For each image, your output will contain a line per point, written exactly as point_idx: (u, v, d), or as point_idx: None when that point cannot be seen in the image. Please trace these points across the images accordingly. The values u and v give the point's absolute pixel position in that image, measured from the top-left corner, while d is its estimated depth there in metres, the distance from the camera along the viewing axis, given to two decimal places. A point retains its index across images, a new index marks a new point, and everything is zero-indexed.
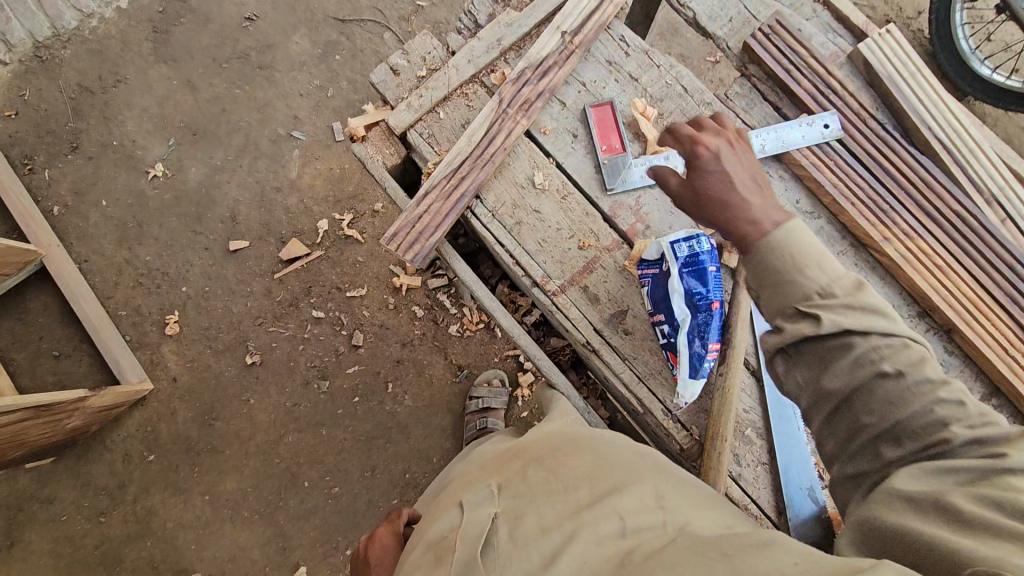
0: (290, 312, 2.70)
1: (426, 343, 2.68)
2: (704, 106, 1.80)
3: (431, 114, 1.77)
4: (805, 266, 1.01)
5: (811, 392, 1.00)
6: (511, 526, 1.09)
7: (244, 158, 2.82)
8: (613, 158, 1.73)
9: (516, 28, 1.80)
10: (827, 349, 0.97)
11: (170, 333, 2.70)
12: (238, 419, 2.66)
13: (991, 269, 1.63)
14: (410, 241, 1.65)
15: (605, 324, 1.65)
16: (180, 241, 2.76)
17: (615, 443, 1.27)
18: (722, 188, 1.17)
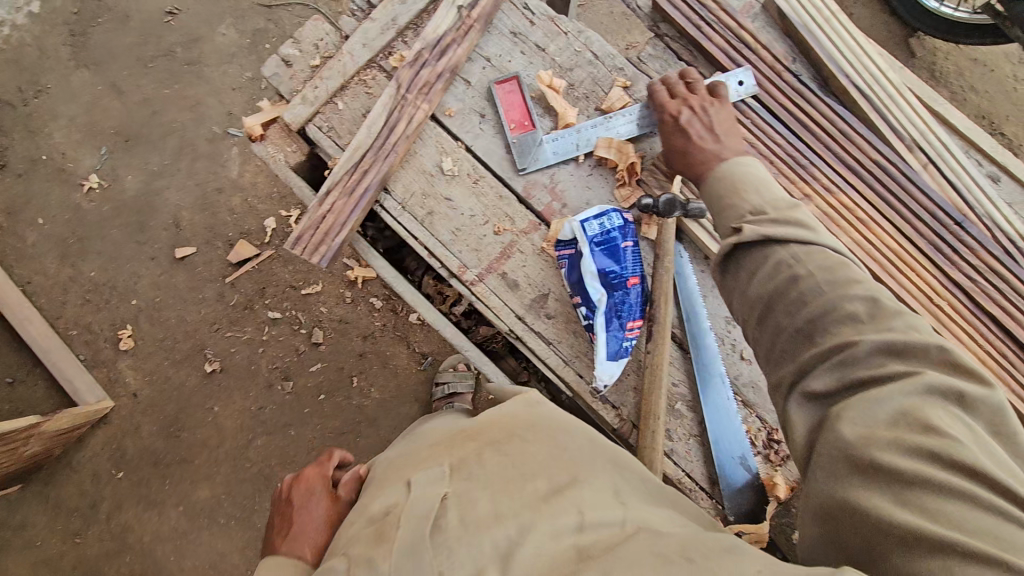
0: (246, 315, 2.46)
1: (389, 335, 2.45)
2: (617, 72, 1.72)
3: (329, 106, 1.67)
4: (744, 191, 1.13)
5: (748, 300, 1.02)
6: (464, 510, 0.96)
7: (182, 161, 2.53)
8: (523, 136, 1.65)
9: (411, 6, 1.70)
10: (754, 262, 1.03)
11: (125, 348, 2.45)
12: (204, 428, 2.44)
13: (915, 219, 1.58)
14: (316, 241, 1.57)
15: (527, 310, 1.60)
16: (123, 253, 2.50)
17: (581, 432, 1.17)
18: (685, 142, 1.38)
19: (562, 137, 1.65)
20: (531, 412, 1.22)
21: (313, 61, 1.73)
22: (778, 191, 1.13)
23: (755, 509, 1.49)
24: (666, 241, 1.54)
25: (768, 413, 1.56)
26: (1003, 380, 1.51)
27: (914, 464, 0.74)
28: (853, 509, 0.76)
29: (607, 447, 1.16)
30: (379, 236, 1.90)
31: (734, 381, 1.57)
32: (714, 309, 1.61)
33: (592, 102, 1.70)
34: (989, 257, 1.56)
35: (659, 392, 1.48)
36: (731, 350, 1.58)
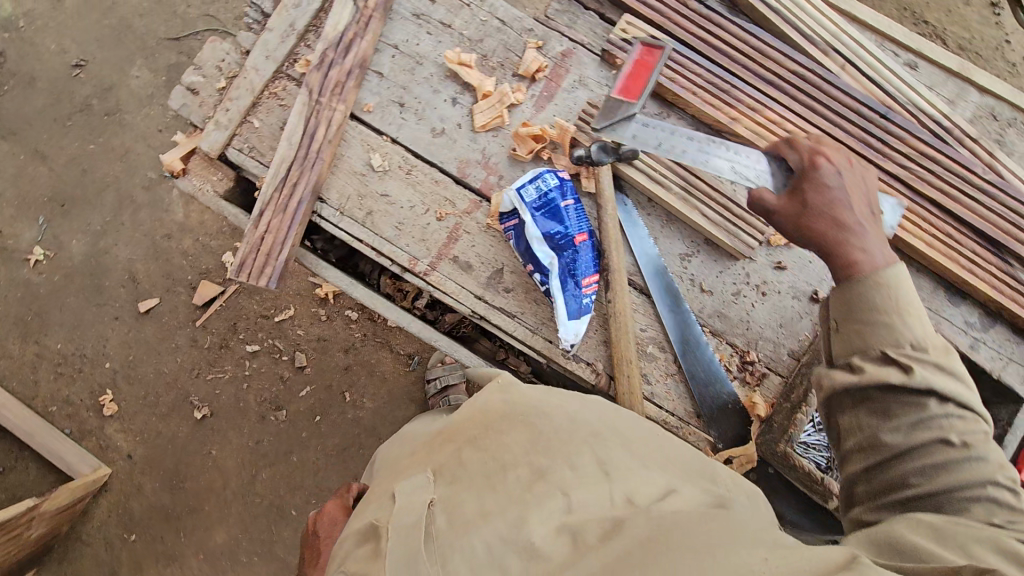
0: (224, 354, 2.61)
1: (370, 343, 2.61)
2: (527, 34, 1.70)
3: (245, 126, 1.64)
4: (907, 314, 1.02)
5: (866, 439, 1.01)
6: (449, 513, 1.01)
7: (123, 215, 2.67)
8: (618, 101, 1.46)
9: (305, 7, 1.66)
10: (885, 402, 0.99)
11: (109, 413, 2.58)
12: (206, 473, 2.57)
13: (843, 120, 1.60)
14: (259, 266, 1.54)
15: (485, 288, 1.59)
16: (86, 317, 2.63)
17: (556, 407, 1.21)
18: (833, 208, 1.17)
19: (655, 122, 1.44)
20: (502, 397, 1.26)
21: (219, 83, 1.68)
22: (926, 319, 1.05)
23: (741, 432, 1.51)
24: (605, 190, 1.55)
25: (738, 337, 1.58)
26: (953, 258, 1.54)
27: (998, 559, 0.82)
28: (918, 554, 0.85)
29: (585, 415, 1.20)
30: (330, 246, 1.86)
31: (699, 314, 1.59)
32: (666, 248, 1.62)
33: (509, 69, 1.68)
34: (919, 142, 1.58)
35: (627, 338, 1.51)
36: (691, 285, 1.60)
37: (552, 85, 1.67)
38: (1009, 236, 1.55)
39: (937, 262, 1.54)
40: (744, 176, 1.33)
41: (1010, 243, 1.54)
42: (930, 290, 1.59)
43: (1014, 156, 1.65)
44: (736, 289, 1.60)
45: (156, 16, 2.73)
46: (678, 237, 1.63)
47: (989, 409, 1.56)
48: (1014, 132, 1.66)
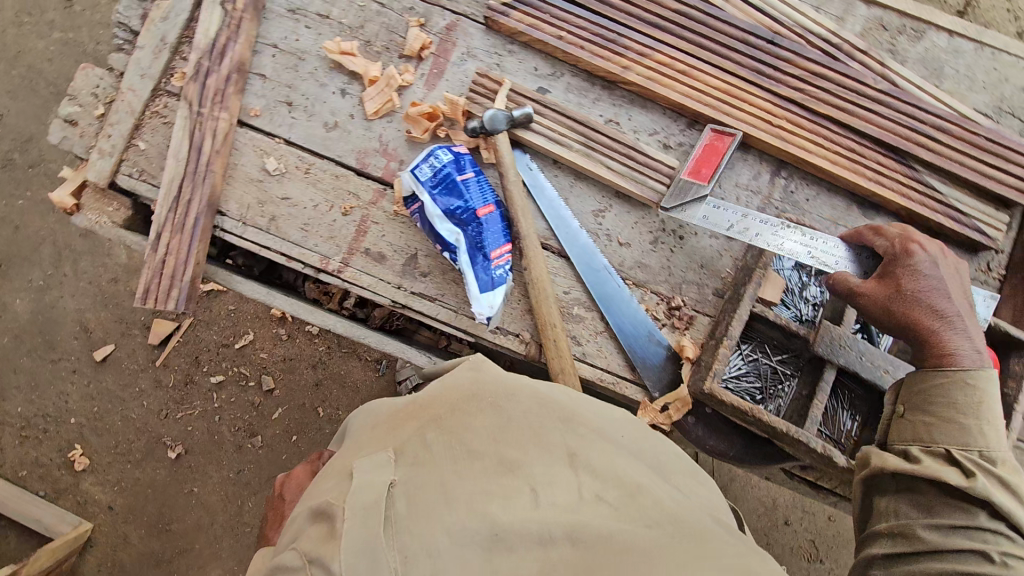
0: (191, 390, 2.71)
1: (336, 355, 2.75)
2: (409, 13, 1.66)
3: (131, 150, 1.59)
4: (986, 416, 1.20)
5: (900, 528, 1.19)
6: (411, 498, 0.97)
7: (65, 265, 2.79)
8: (688, 183, 1.52)
9: (173, 19, 1.60)
10: (930, 499, 1.18)
11: (82, 467, 2.66)
12: (191, 512, 2.65)
13: (731, 53, 1.59)
14: (164, 291, 1.51)
15: (403, 276, 1.56)
16: (43, 376, 2.72)
17: (525, 389, 1.18)
18: (927, 293, 1.26)
19: (727, 208, 1.49)
20: (472, 379, 1.20)
21: (99, 109, 1.62)
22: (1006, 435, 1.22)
23: (675, 378, 1.51)
24: (504, 158, 1.53)
25: (662, 285, 1.58)
26: (856, 172, 1.55)
27: None
28: None
29: (554, 399, 1.18)
30: (253, 261, 1.85)
31: (620, 268, 1.58)
32: (579, 207, 1.60)
33: (394, 51, 1.64)
34: (807, 62, 1.58)
35: (548, 302, 1.48)
36: (608, 240, 1.59)
37: (440, 61, 1.64)
38: (912, 142, 1.55)
39: (842, 178, 1.55)
40: (821, 261, 1.40)
41: (913, 149, 1.54)
42: (843, 208, 1.60)
43: (906, 63, 1.65)
44: (652, 238, 1.59)
45: (64, 60, 2.80)
46: (590, 193, 1.61)
47: None
48: (904, 39, 1.66)
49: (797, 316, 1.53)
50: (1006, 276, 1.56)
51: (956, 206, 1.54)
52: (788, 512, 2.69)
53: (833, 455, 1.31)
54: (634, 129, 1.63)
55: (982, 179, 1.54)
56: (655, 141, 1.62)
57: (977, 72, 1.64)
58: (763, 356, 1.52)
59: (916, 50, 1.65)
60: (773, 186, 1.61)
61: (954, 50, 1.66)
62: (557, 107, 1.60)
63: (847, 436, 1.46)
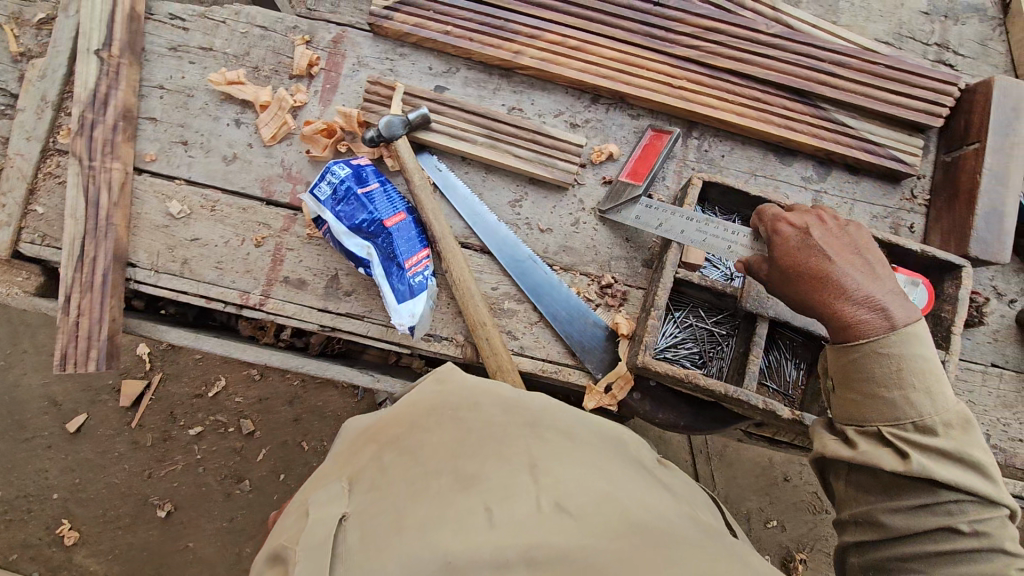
0: (169, 446, 2.66)
1: (311, 387, 2.73)
2: (295, 31, 1.63)
3: (29, 215, 1.53)
4: (913, 382, 1.04)
5: (860, 515, 1.06)
6: (359, 531, 0.77)
7: (21, 340, 2.74)
8: (624, 182, 1.51)
9: (52, 76, 1.57)
10: (884, 479, 1.05)
11: (71, 541, 2.58)
12: (189, 569, 2.59)
13: (620, 21, 1.58)
14: (82, 353, 1.46)
15: (327, 299, 1.52)
16: (16, 456, 2.64)
17: (495, 398, 0.99)
18: (814, 263, 1.15)
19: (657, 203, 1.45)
20: (438, 391, 1.03)
21: None
22: (947, 388, 1.05)
23: (616, 356, 1.47)
24: (408, 163, 1.50)
25: (590, 265, 1.55)
26: (764, 120, 1.54)
27: None
28: None
29: (529, 404, 0.99)
30: (185, 308, 1.81)
31: (545, 255, 1.55)
32: (494, 200, 1.58)
33: (284, 73, 1.61)
34: (698, 18, 1.57)
35: (474, 301, 1.44)
36: (529, 228, 1.56)
37: (332, 75, 1.61)
38: (814, 82, 1.54)
39: (750, 128, 1.54)
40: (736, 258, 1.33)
41: (816, 88, 1.54)
42: (759, 157, 1.59)
43: (801, 5, 1.70)
44: (573, 219, 1.56)
45: None
46: (504, 184, 1.58)
47: None
48: None
49: (726, 274, 1.52)
50: (931, 200, 1.56)
51: (869, 138, 1.54)
52: (786, 469, 2.64)
53: (777, 409, 1.27)
54: (538, 113, 1.61)
55: (891, 107, 1.53)
56: (562, 122, 1.61)
57: (872, 2, 1.69)
58: (698, 320, 1.51)
59: None
60: (686, 149, 1.59)
61: None
62: (456, 104, 1.57)
63: (794, 386, 1.44)
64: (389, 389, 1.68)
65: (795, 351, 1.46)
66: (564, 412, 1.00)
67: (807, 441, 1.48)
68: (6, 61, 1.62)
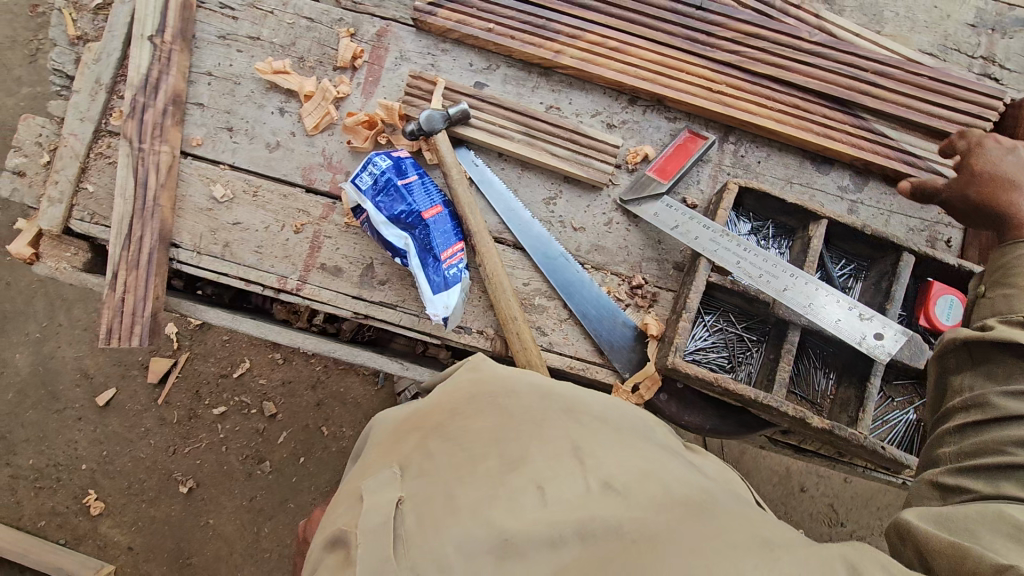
0: (195, 424, 2.73)
1: (333, 373, 2.78)
2: (339, 24, 1.66)
3: (80, 193, 1.59)
4: None
5: (973, 398, 1.04)
6: (418, 510, 0.80)
7: (58, 314, 2.83)
8: (648, 177, 1.54)
9: (107, 59, 1.62)
10: (1007, 364, 1.03)
11: (97, 511, 2.66)
12: (210, 544, 2.66)
13: (661, 24, 1.60)
14: (127, 328, 1.51)
15: (362, 287, 1.55)
16: (49, 426, 2.73)
17: (530, 386, 1.02)
18: (1005, 172, 1.25)
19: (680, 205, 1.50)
20: (472, 380, 1.05)
21: (44, 157, 1.65)
22: None
23: (644, 357, 1.48)
24: (446, 158, 1.53)
25: (621, 266, 1.56)
26: (803, 128, 1.55)
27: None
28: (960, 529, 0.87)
29: (562, 393, 1.01)
30: (222, 290, 1.85)
31: (577, 254, 1.56)
32: (529, 197, 1.59)
33: (328, 64, 1.64)
34: (739, 24, 1.60)
35: (506, 296, 1.46)
36: (561, 226, 1.58)
37: (375, 68, 1.64)
38: (854, 92, 1.56)
39: (790, 135, 1.54)
40: (749, 275, 1.37)
41: (857, 98, 1.55)
42: (796, 165, 1.59)
43: (844, 12, 1.70)
44: (606, 219, 1.58)
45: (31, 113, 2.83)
46: (539, 182, 1.60)
47: (878, 261, 1.49)
48: None
49: None
50: None
51: (909, 149, 1.54)
52: (804, 479, 2.63)
53: (806, 417, 1.27)
54: (576, 113, 1.62)
55: (932, 120, 1.53)
56: (599, 122, 1.62)
57: (917, 12, 1.68)
58: (729, 325, 1.52)
59: None
60: (722, 153, 1.60)
61: None
62: (495, 100, 1.60)
63: (823, 395, 1.45)
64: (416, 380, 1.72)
65: (825, 360, 1.47)
66: (596, 401, 1.02)
67: (832, 451, 1.49)
68: (64, 44, 1.69)
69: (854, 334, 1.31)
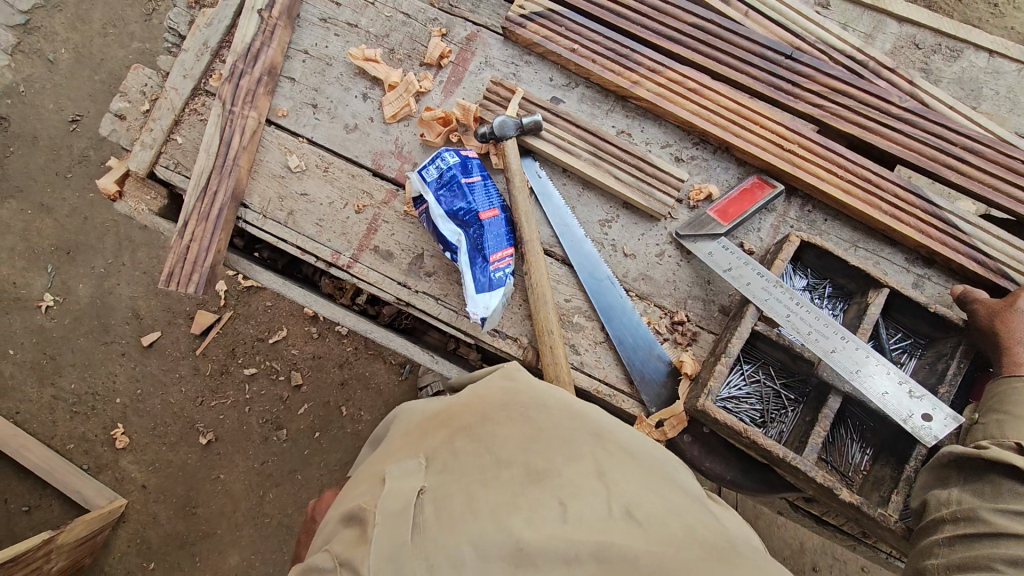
0: (225, 380, 2.84)
1: (363, 356, 2.84)
2: (432, 24, 1.73)
3: (169, 144, 1.70)
4: None
5: (963, 510, 1.13)
6: (441, 505, 0.81)
7: (124, 254, 2.99)
8: (707, 217, 1.53)
9: (217, 25, 1.74)
10: (996, 483, 1.14)
11: (121, 445, 2.79)
12: (216, 499, 2.74)
13: (746, 67, 1.62)
14: (187, 274, 1.59)
15: (408, 275, 1.59)
16: (95, 356, 2.89)
17: (561, 400, 1.01)
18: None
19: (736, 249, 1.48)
20: (505, 386, 1.05)
21: (144, 105, 1.78)
22: None
23: (674, 395, 1.45)
24: (512, 165, 1.57)
25: (666, 299, 1.55)
26: (872, 205, 1.51)
27: None
28: None
29: (592, 415, 1.00)
30: (277, 255, 1.93)
31: (623, 279, 1.56)
32: (585, 215, 1.60)
33: (416, 60, 1.71)
34: (826, 78, 1.59)
35: (546, 308, 1.47)
36: (612, 250, 1.58)
37: (459, 69, 1.70)
38: (939, 164, 1.52)
39: (856, 209, 1.51)
40: (797, 330, 1.35)
41: (939, 171, 1.52)
42: (864, 230, 1.55)
43: (941, 83, 1.65)
44: (659, 250, 1.57)
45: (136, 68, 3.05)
46: (598, 203, 1.61)
47: (937, 342, 1.43)
48: (939, 58, 1.67)
49: None
50: None
51: (981, 247, 1.48)
52: (816, 558, 2.50)
53: (835, 488, 1.22)
54: (646, 141, 1.63)
55: (1018, 206, 1.48)
56: (668, 154, 1.62)
57: (1019, 95, 1.63)
58: (768, 379, 1.49)
59: (951, 70, 1.66)
60: (788, 205, 1.57)
61: (994, 71, 1.65)
62: (569, 117, 1.62)
63: (856, 469, 1.39)
64: (445, 374, 1.75)
65: (863, 434, 1.42)
66: (625, 428, 1.00)
67: (856, 528, 1.42)
68: (182, 5, 1.82)
69: (900, 410, 1.26)
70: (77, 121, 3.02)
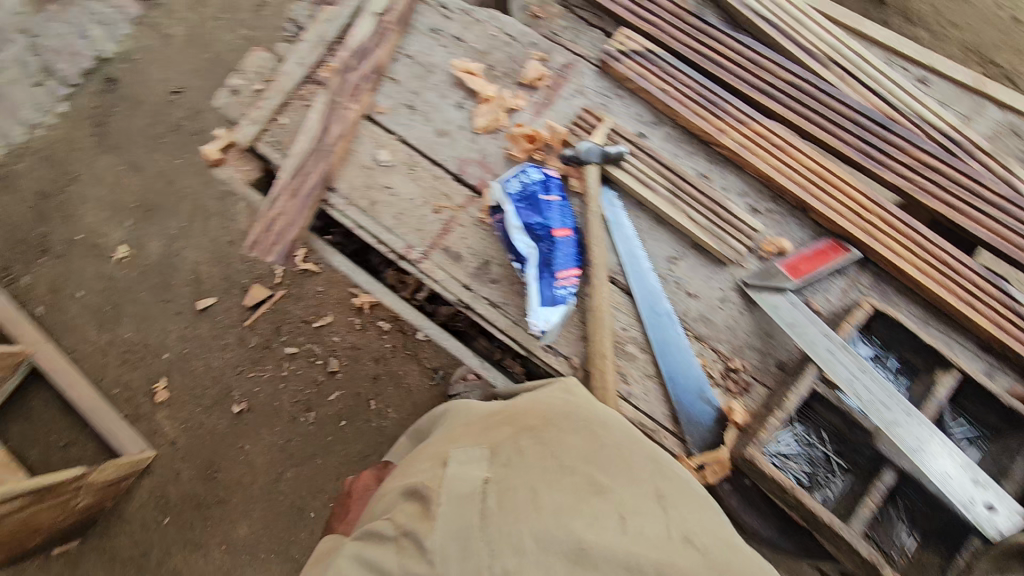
0: (266, 355, 2.94)
1: (399, 355, 2.94)
2: (533, 49, 1.82)
3: (274, 122, 1.81)
4: None
5: None
6: (504, 498, 0.84)
7: (196, 221, 3.09)
8: (777, 270, 1.54)
9: (336, 23, 1.88)
10: None
11: (160, 399, 2.89)
12: (237, 467, 2.82)
13: (837, 129, 1.65)
14: (267, 245, 1.70)
15: (473, 278, 1.63)
16: (152, 312, 2.98)
17: (621, 420, 1.03)
18: None
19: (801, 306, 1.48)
20: (566, 398, 1.07)
21: (257, 84, 1.91)
22: None
23: (718, 440, 1.44)
24: (591, 189, 1.61)
25: (722, 344, 1.54)
26: (947, 288, 1.49)
27: None
28: None
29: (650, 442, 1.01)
30: (347, 241, 2.01)
31: (683, 317, 1.56)
32: (654, 249, 1.61)
33: (513, 78, 1.79)
34: (919, 152, 1.60)
35: (604, 332, 1.49)
36: (676, 288, 1.58)
37: (552, 93, 1.77)
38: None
39: (931, 289, 1.49)
40: (857, 396, 1.32)
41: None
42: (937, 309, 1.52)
43: None
44: (722, 295, 1.57)
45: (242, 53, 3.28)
46: (666, 239, 1.62)
47: (1001, 436, 1.38)
48: None
49: None
50: None
51: None
52: None
53: (879, 565, 1.19)
54: (725, 187, 1.65)
55: None
56: (745, 202, 1.63)
57: None
58: (818, 442, 1.45)
59: None
60: (863, 271, 1.56)
61: None
62: (652, 153, 1.67)
63: (902, 552, 1.32)
64: (490, 381, 1.78)
65: (913, 516, 1.36)
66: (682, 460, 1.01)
67: None
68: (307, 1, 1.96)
69: (960, 494, 1.23)
70: (179, 92, 3.21)
